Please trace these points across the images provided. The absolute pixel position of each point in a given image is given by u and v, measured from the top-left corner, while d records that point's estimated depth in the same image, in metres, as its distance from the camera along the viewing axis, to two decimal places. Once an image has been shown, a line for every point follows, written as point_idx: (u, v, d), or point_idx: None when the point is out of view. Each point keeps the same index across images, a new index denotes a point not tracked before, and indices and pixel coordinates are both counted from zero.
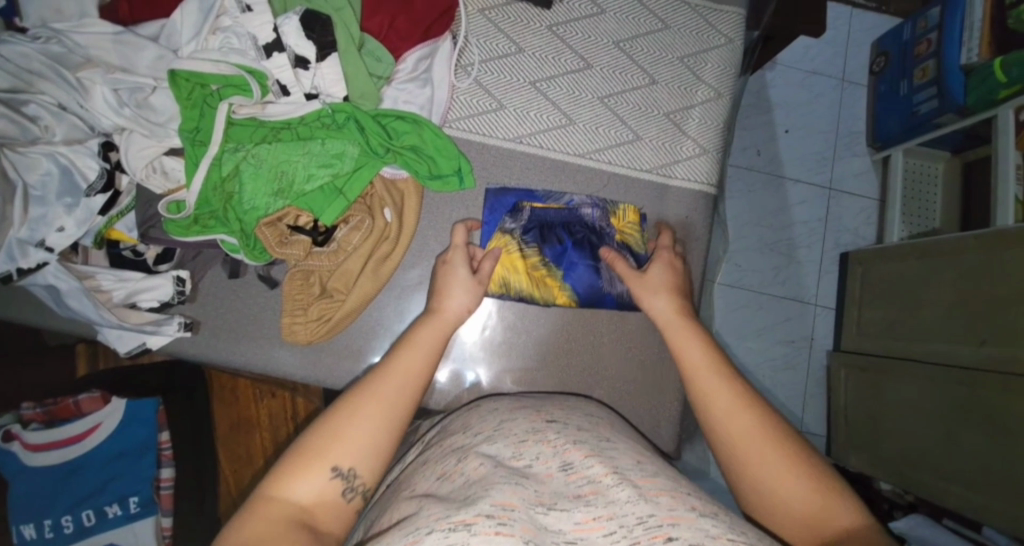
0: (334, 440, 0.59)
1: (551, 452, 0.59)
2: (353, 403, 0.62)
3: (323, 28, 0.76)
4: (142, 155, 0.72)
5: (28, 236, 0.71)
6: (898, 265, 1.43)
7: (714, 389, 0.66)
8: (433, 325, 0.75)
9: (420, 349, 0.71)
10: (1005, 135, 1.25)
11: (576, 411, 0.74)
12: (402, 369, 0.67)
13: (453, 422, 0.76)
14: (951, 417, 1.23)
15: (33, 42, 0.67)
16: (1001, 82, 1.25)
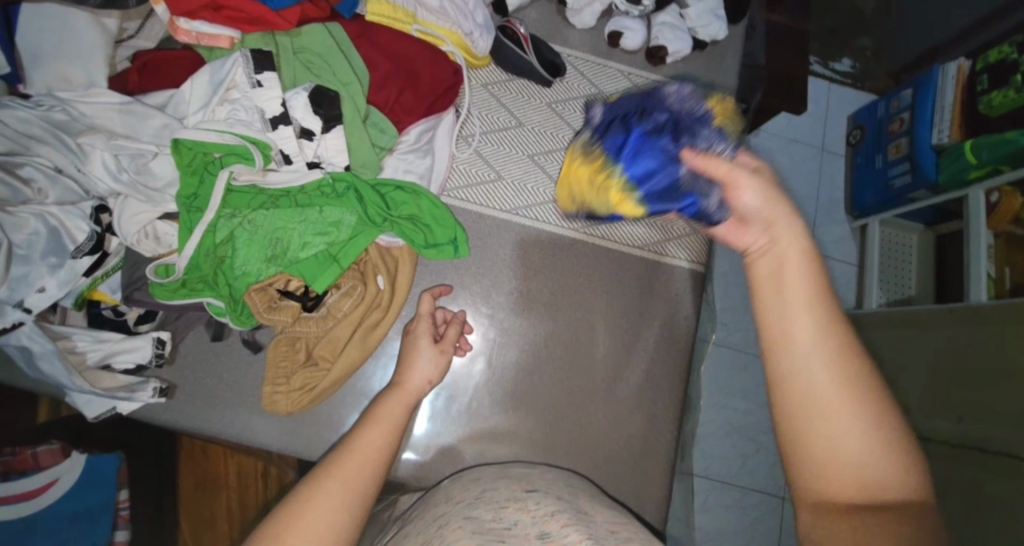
0: (291, 525, 0.54)
1: (531, 521, 0.59)
2: (314, 482, 0.58)
3: (331, 103, 0.77)
4: (135, 220, 0.71)
5: (7, 295, 0.68)
6: (880, 333, 1.44)
7: (817, 360, 0.42)
8: (398, 394, 0.74)
9: (384, 422, 0.69)
10: (977, 215, 1.30)
11: (558, 481, 0.74)
12: (366, 446, 0.65)
13: (436, 492, 0.75)
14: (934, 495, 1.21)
15: (35, 108, 0.67)
16: (973, 162, 1.32)
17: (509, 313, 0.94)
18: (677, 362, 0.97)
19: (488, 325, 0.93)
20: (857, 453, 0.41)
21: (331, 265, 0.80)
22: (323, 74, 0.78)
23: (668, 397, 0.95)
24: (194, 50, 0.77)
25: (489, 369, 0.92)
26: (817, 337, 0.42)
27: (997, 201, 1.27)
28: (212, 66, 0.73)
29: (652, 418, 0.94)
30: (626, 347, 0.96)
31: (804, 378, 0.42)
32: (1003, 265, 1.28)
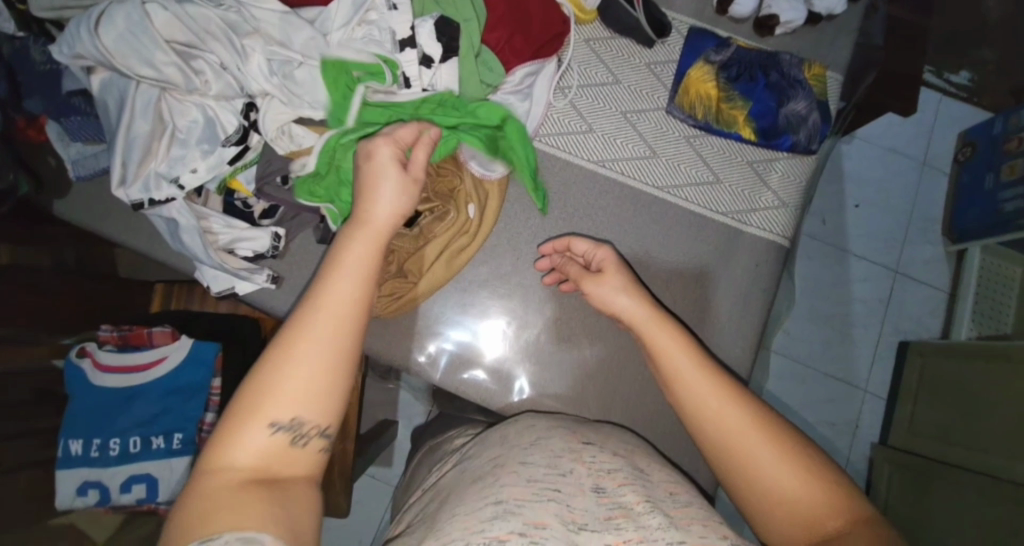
0: (265, 399, 0.52)
1: (586, 472, 0.59)
2: (279, 347, 0.54)
3: (452, 34, 0.83)
4: (275, 119, 0.81)
5: (166, 171, 0.80)
6: (957, 363, 1.37)
7: (719, 411, 0.62)
8: (360, 227, 0.64)
9: (352, 255, 0.61)
10: None
11: (613, 436, 0.74)
12: (331, 299, 0.57)
13: (492, 433, 0.76)
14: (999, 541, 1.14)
15: (216, 9, 0.78)
16: None
17: None
18: (746, 336, 0.96)
19: None
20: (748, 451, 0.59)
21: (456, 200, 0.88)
22: (448, 8, 0.85)
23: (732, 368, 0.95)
24: None
25: (558, 312, 0.95)
26: (696, 372, 0.65)
27: None
28: None
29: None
30: (694, 313, 0.96)
31: (704, 398, 0.63)
32: None
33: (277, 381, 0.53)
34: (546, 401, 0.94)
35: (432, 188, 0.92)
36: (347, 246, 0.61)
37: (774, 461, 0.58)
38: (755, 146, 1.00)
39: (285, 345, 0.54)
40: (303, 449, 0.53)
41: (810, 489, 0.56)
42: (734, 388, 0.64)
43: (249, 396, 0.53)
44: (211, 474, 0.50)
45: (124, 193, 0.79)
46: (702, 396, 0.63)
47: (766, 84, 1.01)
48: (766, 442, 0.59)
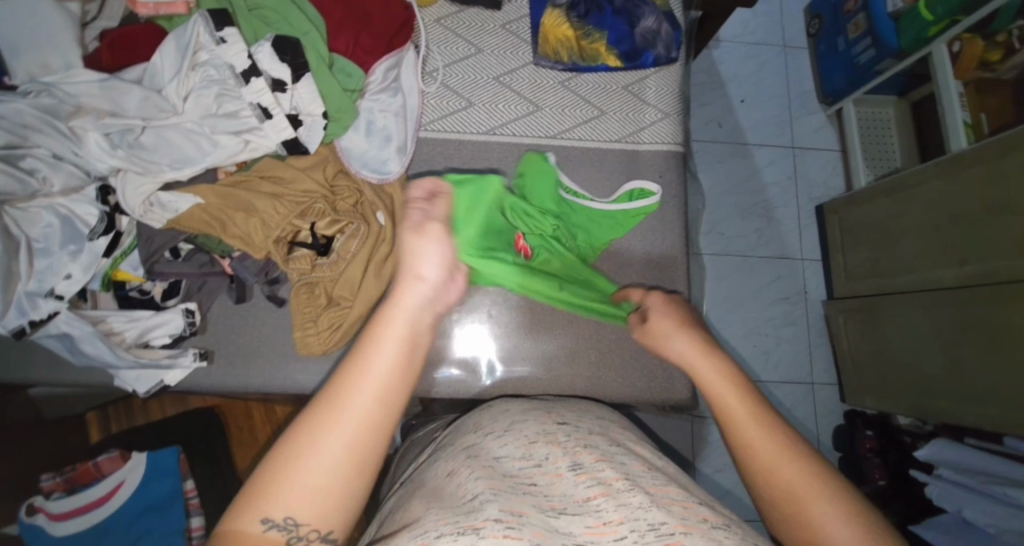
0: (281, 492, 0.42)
1: (562, 452, 0.60)
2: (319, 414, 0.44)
3: (295, 50, 0.80)
4: (138, 193, 0.75)
5: (37, 287, 0.73)
6: (869, 208, 1.50)
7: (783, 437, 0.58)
8: (404, 287, 0.51)
9: (400, 322, 0.48)
10: (943, 69, 1.33)
11: (586, 413, 0.75)
12: (380, 370, 0.46)
13: (465, 421, 0.75)
14: (950, 341, 1.27)
15: (25, 97, 0.70)
16: (929, 19, 1.33)
17: None
18: (678, 246, 1.00)
19: None
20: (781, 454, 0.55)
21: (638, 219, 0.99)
22: (281, 27, 0.81)
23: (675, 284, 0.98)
24: (154, 22, 0.78)
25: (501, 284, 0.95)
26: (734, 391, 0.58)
27: (959, 50, 1.30)
28: (176, 33, 0.76)
29: None
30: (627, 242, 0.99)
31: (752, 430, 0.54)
32: (976, 112, 1.30)
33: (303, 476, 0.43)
34: (522, 375, 0.94)
35: (336, 207, 0.89)
36: (396, 311, 0.49)
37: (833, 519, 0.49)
38: (622, 71, 1.05)
39: (309, 427, 0.44)
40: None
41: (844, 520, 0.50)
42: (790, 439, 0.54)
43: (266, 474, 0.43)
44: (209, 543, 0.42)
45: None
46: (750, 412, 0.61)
47: (613, 11, 1.05)
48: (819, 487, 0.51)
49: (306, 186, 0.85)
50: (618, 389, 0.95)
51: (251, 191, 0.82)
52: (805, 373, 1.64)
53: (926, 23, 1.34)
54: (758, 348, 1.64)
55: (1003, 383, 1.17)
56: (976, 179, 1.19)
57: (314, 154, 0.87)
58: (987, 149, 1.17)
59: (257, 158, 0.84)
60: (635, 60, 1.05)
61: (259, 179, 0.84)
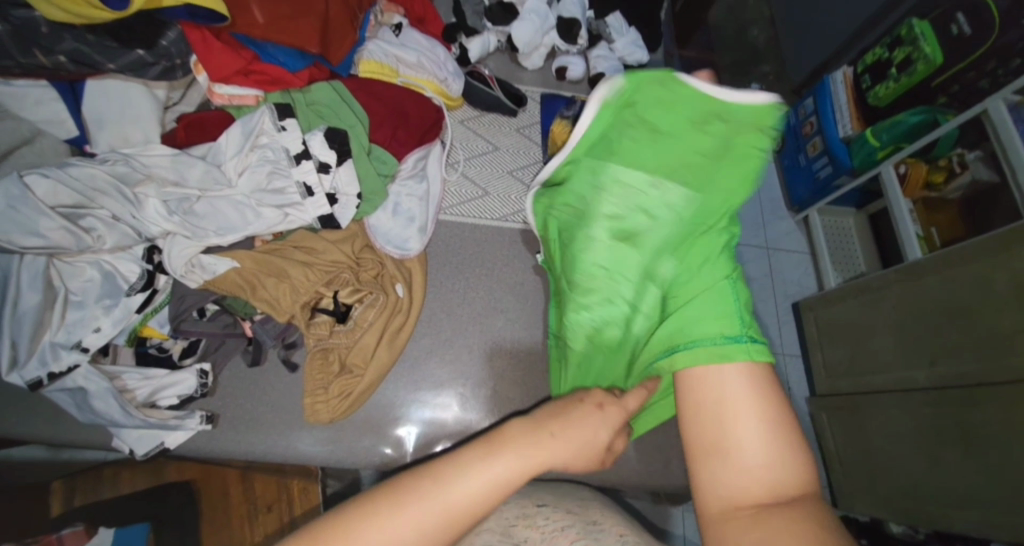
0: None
1: (541, 538, 0.60)
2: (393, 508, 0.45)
3: (342, 140, 0.91)
4: (182, 255, 0.80)
5: (64, 339, 0.74)
6: (841, 308, 1.62)
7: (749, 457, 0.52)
8: (523, 449, 0.51)
9: (497, 466, 0.49)
10: (893, 186, 1.52)
11: (578, 497, 0.78)
12: (464, 498, 0.47)
13: None
14: (929, 440, 1.31)
15: (102, 165, 0.77)
16: (877, 145, 1.56)
17: (517, 306, 1.03)
18: None
19: (499, 320, 1.01)
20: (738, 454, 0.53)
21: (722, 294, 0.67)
22: (332, 120, 0.92)
23: None
24: (225, 110, 0.90)
25: (507, 359, 0.99)
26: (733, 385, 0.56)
27: (906, 171, 1.51)
28: (242, 121, 0.87)
29: None
30: None
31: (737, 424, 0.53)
32: (928, 226, 1.49)
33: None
34: None
35: (359, 278, 0.95)
36: (488, 459, 0.49)
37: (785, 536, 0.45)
38: None
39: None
40: None
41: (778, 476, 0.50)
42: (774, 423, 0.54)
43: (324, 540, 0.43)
44: None
45: (18, 375, 0.72)
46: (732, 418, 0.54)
47: None
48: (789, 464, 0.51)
49: (335, 257, 0.92)
50: (616, 471, 0.96)
51: (284, 258, 0.88)
52: None
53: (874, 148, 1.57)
54: None
55: (983, 485, 1.20)
56: (933, 285, 1.33)
57: (345, 230, 0.95)
58: (942, 259, 1.31)
59: (293, 229, 0.91)
60: None
61: (292, 248, 0.90)
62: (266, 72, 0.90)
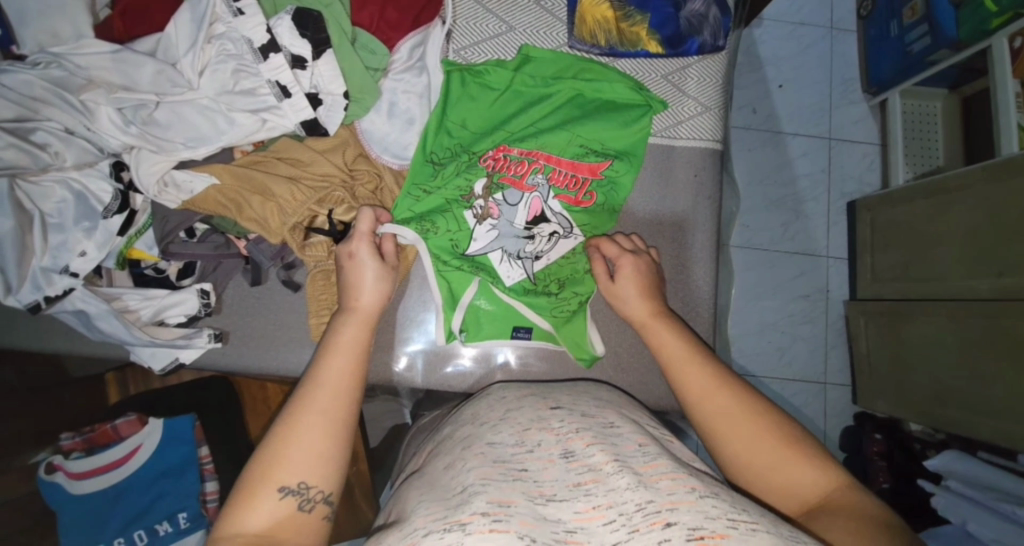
0: (276, 461, 0.54)
1: (556, 440, 0.56)
2: (286, 425, 0.57)
3: (316, 25, 0.74)
4: (152, 172, 0.73)
5: (52, 263, 0.72)
6: (905, 208, 1.42)
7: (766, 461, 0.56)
8: (352, 315, 0.70)
9: (343, 332, 0.67)
10: (1001, 64, 1.23)
11: (584, 395, 0.69)
12: (331, 373, 0.62)
13: (464, 412, 0.70)
14: (977, 348, 1.22)
15: (34, 68, 0.67)
16: (992, 10, 1.22)
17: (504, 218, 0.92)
18: (709, 248, 0.96)
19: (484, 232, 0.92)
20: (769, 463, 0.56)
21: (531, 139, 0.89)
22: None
23: (701, 285, 0.95)
24: None
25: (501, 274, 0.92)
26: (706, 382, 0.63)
27: (1021, 46, 1.21)
28: (191, 3, 0.72)
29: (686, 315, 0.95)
30: (655, 240, 0.96)
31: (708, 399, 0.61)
32: None
33: (283, 460, 0.55)
34: (536, 370, 0.92)
35: (355, 194, 0.84)
36: (324, 357, 0.64)
37: (807, 475, 0.54)
38: (664, 58, 0.96)
39: (283, 438, 0.56)
40: (308, 518, 0.54)
41: (810, 478, 0.54)
42: (752, 410, 0.59)
43: (256, 469, 0.55)
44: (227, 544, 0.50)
45: (15, 300, 0.71)
46: (743, 438, 0.57)
47: None
48: (801, 465, 0.55)
49: (325, 169, 0.81)
50: (633, 392, 0.93)
51: (268, 173, 0.78)
52: (818, 371, 1.61)
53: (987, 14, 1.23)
54: (772, 348, 1.61)
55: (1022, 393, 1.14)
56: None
57: (334, 137, 0.83)
58: None
59: (274, 137, 0.81)
60: (680, 46, 0.95)
61: (276, 160, 0.80)
62: None
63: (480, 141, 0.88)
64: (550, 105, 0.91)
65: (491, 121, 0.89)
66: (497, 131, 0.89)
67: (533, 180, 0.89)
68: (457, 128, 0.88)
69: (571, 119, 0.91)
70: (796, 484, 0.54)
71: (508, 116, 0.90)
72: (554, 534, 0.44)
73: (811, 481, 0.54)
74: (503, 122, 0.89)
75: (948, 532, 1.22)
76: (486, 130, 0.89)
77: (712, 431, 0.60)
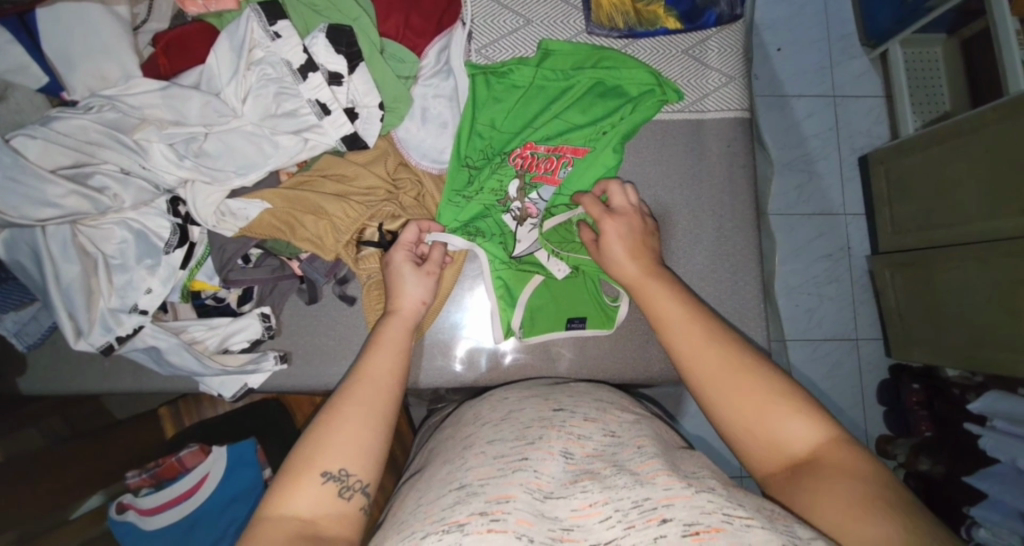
0: (322, 442, 0.56)
1: (557, 436, 0.58)
2: (336, 410, 0.59)
3: (349, 40, 0.75)
4: (209, 203, 0.74)
5: (120, 304, 0.73)
6: (918, 158, 1.41)
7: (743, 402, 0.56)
8: (395, 315, 0.72)
9: (390, 330, 0.70)
10: (1000, 4, 1.22)
11: (584, 396, 0.70)
12: (382, 368, 0.64)
13: (468, 410, 0.73)
14: (1007, 291, 1.21)
15: (88, 113, 0.69)
16: None
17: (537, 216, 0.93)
18: (748, 216, 0.96)
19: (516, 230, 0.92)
20: (754, 413, 0.55)
21: (558, 136, 0.90)
22: (332, 14, 0.77)
23: (745, 255, 0.96)
24: (204, 21, 0.76)
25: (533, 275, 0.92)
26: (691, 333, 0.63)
27: None
28: (228, 31, 0.73)
29: (734, 285, 0.95)
30: (694, 215, 0.96)
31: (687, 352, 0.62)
32: None
33: (331, 444, 0.56)
34: (592, 356, 0.92)
35: (402, 204, 0.85)
36: (372, 353, 0.66)
37: (792, 426, 0.54)
38: (683, 34, 0.96)
39: (330, 422, 0.58)
40: (346, 506, 0.54)
41: (798, 428, 0.54)
42: (743, 361, 0.59)
43: (301, 453, 0.56)
44: (269, 522, 0.51)
45: (87, 343, 0.72)
46: (733, 389, 0.57)
47: None
48: (789, 415, 0.54)
49: (370, 182, 0.82)
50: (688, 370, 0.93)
51: (317, 192, 0.79)
52: (851, 330, 1.61)
53: None
54: (800, 310, 1.61)
55: None
56: None
57: (373, 149, 0.84)
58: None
59: (316, 156, 0.82)
60: (698, 21, 0.95)
61: (321, 178, 0.82)
62: None
63: (509, 142, 0.89)
64: (572, 99, 0.91)
65: (517, 122, 0.90)
66: (524, 130, 0.89)
67: (564, 175, 0.90)
68: (486, 132, 0.88)
69: (594, 108, 0.91)
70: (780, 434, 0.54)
71: (532, 115, 0.90)
72: (550, 532, 0.46)
73: (799, 429, 0.54)
74: (529, 122, 0.90)
75: (1003, 472, 1.22)
76: (513, 131, 0.89)
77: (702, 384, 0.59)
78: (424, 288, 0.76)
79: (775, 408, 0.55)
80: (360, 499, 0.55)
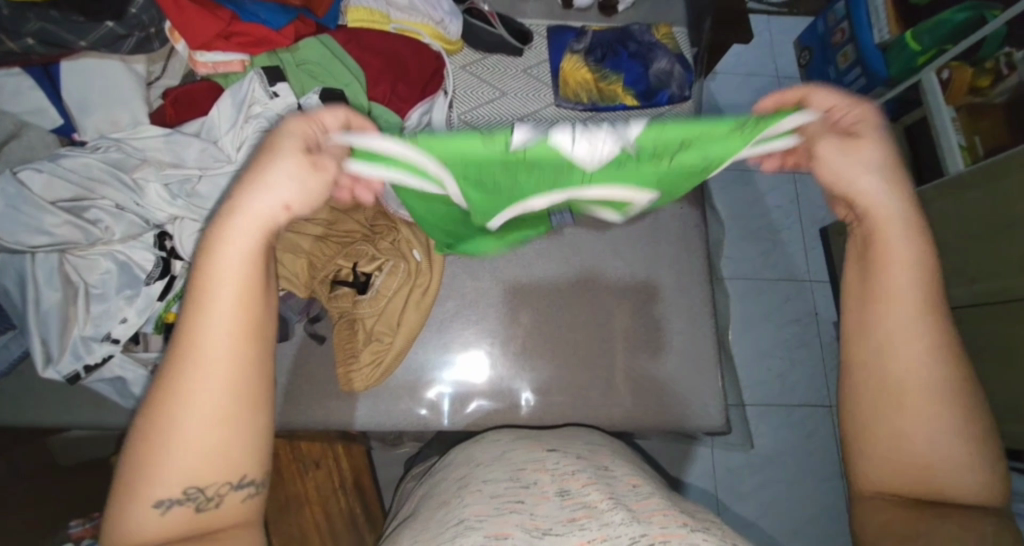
0: (154, 450, 0.43)
1: (550, 478, 0.60)
2: (164, 401, 0.43)
3: (340, 101, 0.85)
4: (193, 238, 0.79)
5: (93, 332, 0.76)
6: None
7: (935, 440, 0.47)
8: (232, 230, 0.45)
9: (228, 254, 0.45)
10: (933, 95, 1.29)
11: (574, 439, 0.73)
12: (218, 320, 0.44)
13: (459, 453, 0.74)
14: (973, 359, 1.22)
15: (94, 153, 0.75)
16: (918, 50, 1.40)
17: (505, 269, 0.98)
18: (701, 274, 1.04)
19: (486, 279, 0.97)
20: (958, 461, 0.47)
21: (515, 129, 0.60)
22: (326, 79, 0.87)
23: (701, 309, 1.01)
24: (211, 79, 0.85)
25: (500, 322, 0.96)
26: (910, 316, 0.48)
27: (950, 76, 1.27)
28: (232, 89, 0.82)
29: (692, 338, 0.99)
30: (654, 270, 1.02)
31: (899, 349, 0.48)
32: (970, 134, 1.25)
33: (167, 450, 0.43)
34: (556, 403, 0.94)
35: (377, 247, 0.92)
36: (204, 298, 0.44)
37: (961, 468, 0.47)
38: (640, 109, 1.08)
39: (158, 419, 0.42)
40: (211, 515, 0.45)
41: (961, 470, 0.47)
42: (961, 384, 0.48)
43: (133, 456, 0.43)
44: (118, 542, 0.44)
45: (55, 371, 0.74)
46: (930, 418, 0.47)
47: (629, 56, 1.11)
48: (975, 465, 0.47)
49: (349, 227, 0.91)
50: (650, 421, 0.95)
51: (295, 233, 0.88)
52: (822, 393, 1.64)
53: (914, 53, 1.40)
54: (771, 370, 1.65)
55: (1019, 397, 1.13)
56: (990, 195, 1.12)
57: None
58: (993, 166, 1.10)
59: None
60: (654, 98, 1.08)
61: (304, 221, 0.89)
62: (249, 34, 0.84)
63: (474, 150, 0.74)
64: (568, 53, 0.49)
65: None
66: None
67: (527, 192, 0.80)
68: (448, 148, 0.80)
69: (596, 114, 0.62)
70: (958, 481, 0.47)
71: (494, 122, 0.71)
72: None
73: (975, 481, 0.47)
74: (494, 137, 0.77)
75: None
76: None
77: (891, 395, 0.48)
78: (285, 207, 0.47)
79: (950, 456, 0.47)
80: (248, 494, 0.47)
